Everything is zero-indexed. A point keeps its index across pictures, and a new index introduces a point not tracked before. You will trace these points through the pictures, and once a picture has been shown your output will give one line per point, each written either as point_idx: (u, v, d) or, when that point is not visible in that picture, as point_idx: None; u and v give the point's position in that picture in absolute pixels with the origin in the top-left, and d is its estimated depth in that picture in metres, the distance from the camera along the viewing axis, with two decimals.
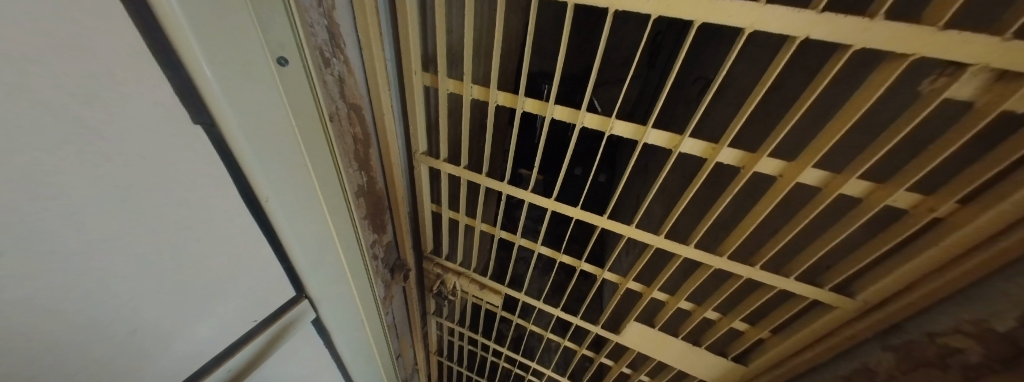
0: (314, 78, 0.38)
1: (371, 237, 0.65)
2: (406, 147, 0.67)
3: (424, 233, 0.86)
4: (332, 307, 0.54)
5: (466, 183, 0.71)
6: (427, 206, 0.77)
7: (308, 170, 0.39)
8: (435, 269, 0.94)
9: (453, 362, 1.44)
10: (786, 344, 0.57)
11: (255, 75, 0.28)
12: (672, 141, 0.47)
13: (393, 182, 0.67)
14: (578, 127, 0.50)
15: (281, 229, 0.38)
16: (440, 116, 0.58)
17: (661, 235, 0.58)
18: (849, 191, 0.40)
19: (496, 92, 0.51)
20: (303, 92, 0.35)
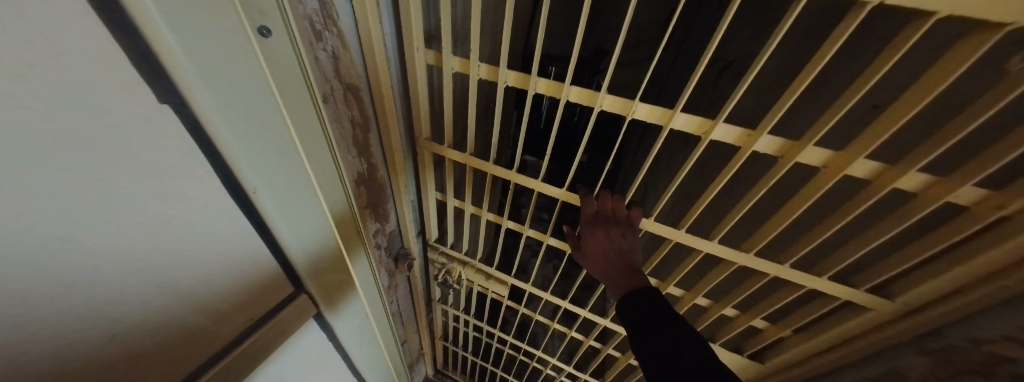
0: (305, 52, 0.34)
1: (374, 227, 0.63)
2: (409, 132, 0.63)
3: (427, 224, 0.84)
4: (331, 296, 0.53)
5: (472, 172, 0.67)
6: (431, 195, 0.74)
7: (300, 156, 0.36)
8: (440, 259, 0.93)
9: (459, 347, 1.47)
10: (808, 343, 0.58)
11: (232, 50, 0.25)
12: (702, 127, 0.43)
13: (394, 170, 0.64)
14: (596, 111, 0.46)
15: (271, 219, 0.36)
16: (444, 99, 0.53)
17: (680, 230, 0.56)
18: (901, 185, 0.36)
19: (508, 73, 0.47)
20: (291, 70, 0.32)
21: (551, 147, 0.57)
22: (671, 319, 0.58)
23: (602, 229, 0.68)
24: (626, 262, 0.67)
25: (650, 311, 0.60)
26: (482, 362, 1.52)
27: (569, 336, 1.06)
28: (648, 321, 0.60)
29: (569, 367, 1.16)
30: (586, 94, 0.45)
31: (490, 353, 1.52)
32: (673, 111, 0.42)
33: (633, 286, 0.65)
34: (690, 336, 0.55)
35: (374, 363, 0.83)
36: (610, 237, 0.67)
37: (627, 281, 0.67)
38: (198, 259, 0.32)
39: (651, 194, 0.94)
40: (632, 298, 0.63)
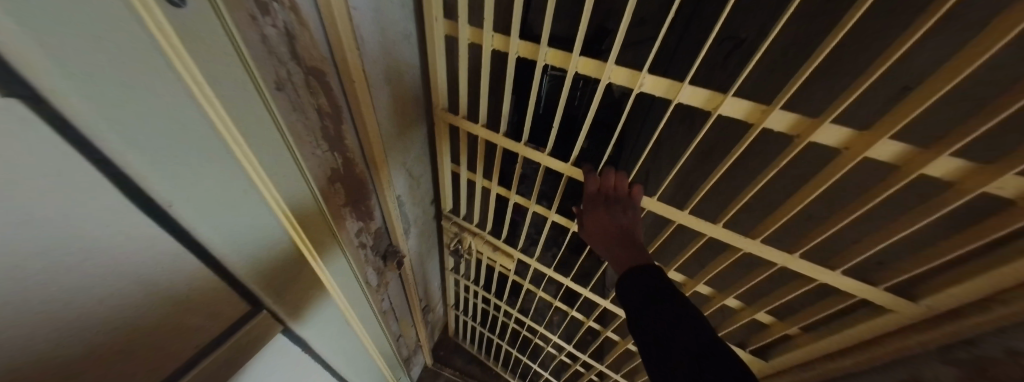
0: (244, 36, 0.28)
1: (355, 226, 0.59)
2: (383, 121, 0.57)
3: (443, 193, 0.91)
4: (292, 299, 0.49)
5: (483, 145, 0.67)
6: (446, 166, 0.79)
7: (230, 151, 0.30)
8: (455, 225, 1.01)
9: (468, 318, 1.53)
10: (818, 344, 0.56)
11: (113, 26, 0.18)
12: (714, 101, 0.39)
13: (373, 164, 0.58)
14: (602, 84, 0.41)
15: (198, 225, 0.31)
16: (460, 72, 0.53)
17: (685, 212, 0.56)
18: (933, 171, 0.32)
19: (516, 41, 0.41)
20: (215, 49, 0.25)
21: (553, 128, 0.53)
22: (671, 298, 0.53)
23: (602, 207, 0.66)
24: (629, 239, 0.64)
25: (648, 291, 0.55)
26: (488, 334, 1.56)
27: (569, 315, 1.06)
28: (646, 301, 0.55)
29: (568, 347, 1.17)
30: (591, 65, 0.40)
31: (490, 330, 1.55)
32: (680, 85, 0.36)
33: (633, 263, 0.61)
34: (690, 317, 0.50)
35: (360, 363, 0.81)
36: (609, 214, 0.64)
37: (628, 258, 0.63)
38: (147, 263, 0.29)
39: (653, 178, 0.89)
40: (632, 278, 0.58)
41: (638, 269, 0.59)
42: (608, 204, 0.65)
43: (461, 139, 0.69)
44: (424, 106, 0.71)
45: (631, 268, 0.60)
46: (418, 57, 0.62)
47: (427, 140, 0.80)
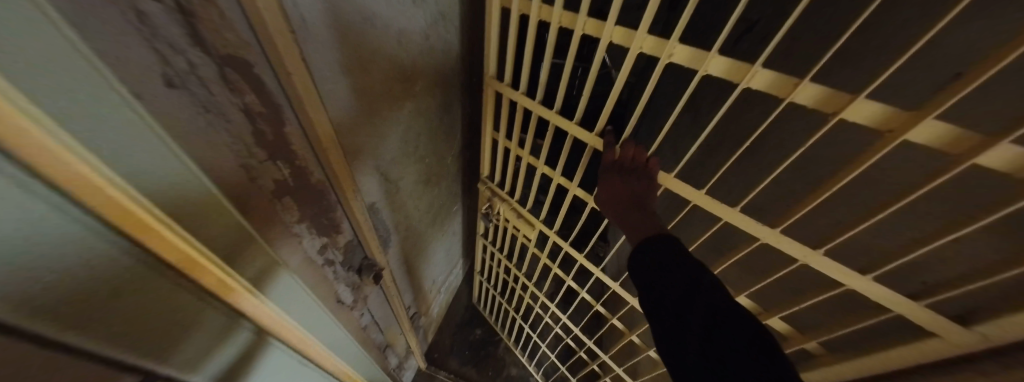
0: (97, 45, 0.19)
1: (316, 243, 0.51)
2: (338, 122, 0.48)
3: (484, 158, 0.97)
4: (223, 362, 0.39)
5: (521, 112, 0.70)
6: (490, 132, 0.84)
7: (87, 197, 0.21)
8: (489, 190, 1.06)
9: (485, 283, 1.51)
10: (842, 366, 0.52)
11: None
12: (737, 73, 0.34)
13: (332, 175, 0.49)
14: (633, 53, 0.41)
15: (61, 324, 0.21)
16: (510, 42, 0.56)
17: (699, 190, 0.52)
18: (986, 163, 0.26)
19: (558, 11, 0.43)
20: (41, 57, 0.16)
21: (584, 98, 0.52)
22: (692, 269, 0.46)
23: (617, 177, 0.60)
24: (643, 210, 0.58)
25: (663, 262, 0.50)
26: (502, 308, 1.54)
27: (580, 297, 1.00)
28: (659, 271, 0.49)
29: (575, 331, 1.14)
30: (623, 34, 0.40)
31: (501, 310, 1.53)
32: (706, 52, 0.34)
33: (646, 233, 0.56)
34: (715, 292, 0.43)
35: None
36: (625, 184, 0.58)
37: (641, 231, 0.57)
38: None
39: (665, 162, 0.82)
40: (646, 247, 0.53)
41: (656, 237, 0.53)
42: (623, 174, 0.59)
43: (504, 106, 0.73)
44: (398, 99, 0.63)
45: (646, 238, 0.55)
46: (388, 41, 0.53)
47: (407, 138, 0.71)
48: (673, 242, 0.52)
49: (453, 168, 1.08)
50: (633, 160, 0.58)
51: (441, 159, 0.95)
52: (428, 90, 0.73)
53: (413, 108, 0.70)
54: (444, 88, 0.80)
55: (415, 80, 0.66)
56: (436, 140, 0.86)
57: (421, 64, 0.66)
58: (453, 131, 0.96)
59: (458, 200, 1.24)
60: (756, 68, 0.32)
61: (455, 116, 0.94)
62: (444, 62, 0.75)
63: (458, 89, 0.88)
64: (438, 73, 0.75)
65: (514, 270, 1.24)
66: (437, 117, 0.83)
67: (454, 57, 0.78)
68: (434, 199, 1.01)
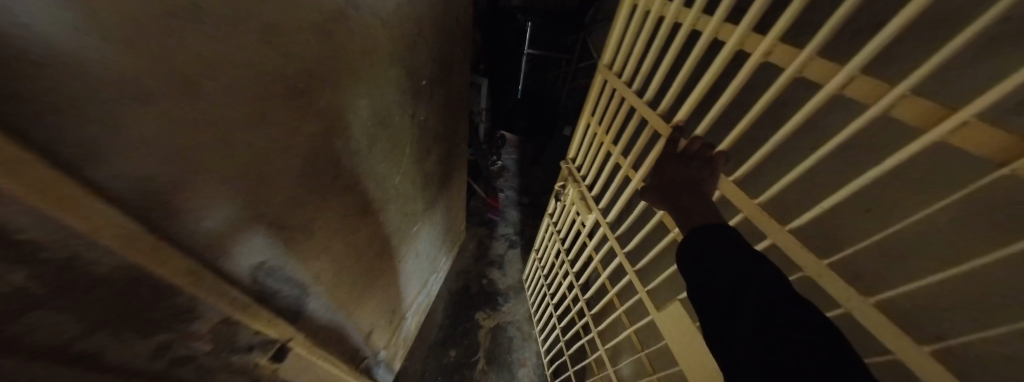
0: None
1: (118, 363, 0.33)
2: (138, 171, 0.29)
3: (576, 141, 1.07)
4: None
5: (618, 101, 0.78)
6: (590, 116, 0.96)
7: None
8: (568, 170, 1.15)
9: (538, 263, 1.58)
10: None
11: None
12: (826, 73, 0.31)
13: (136, 256, 0.30)
14: (730, 50, 0.41)
15: None
16: (631, 33, 0.68)
17: (755, 201, 0.45)
18: None
19: (675, 8, 0.51)
20: None
21: (675, 82, 0.55)
22: (749, 264, 0.39)
23: (675, 160, 0.55)
24: (697, 198, 0.50)
25: (715, 252, 0.43)
26: (540, 296, 1.56)
27: (608, 294, 0.97)
28: (710, 261, 0.43)
29: (592, 332, 1.06)
30: (726, 31, 0.43)
31: (540, 296, 1.57)
32: (800, 52, 0.33)
33: (702, 221, 0.48)
34: (772, 290, 0.35)
35: None
36: (680, 169, 0.53)
37: (690, 220, 0.50)
38: None
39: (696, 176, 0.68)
40: (694, 238, 0.47)
41: (710, 227, 0.46)
42: (686, 163, 0.53)
43: (606, 95, 0.84)
44: (287, 119, 0.45)
45: (699, 226, 0.48)
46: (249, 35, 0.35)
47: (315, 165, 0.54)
48: (732, 234, 0.44)
49: (409, 182, 0.93)
50: (697, 154, 0.52)
51: (387, 177, 0.79)
52: (344, 98, 0.55)
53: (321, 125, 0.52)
54: (378, 89, 0.64)
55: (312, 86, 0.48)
56: (374, 154, 0.70)
57: (325, 65, 0.49)
58: (403, 139, 0.81)
59: (419, 214, 1.10)
60: (847, 71, 0.29)
61: (403, 122, 0.78)
62: (371, 55, 0.59)
63: (403, 87, 0.73)
64: (358, 73, 0.57)
65: (563, 255, 1.28)
66: (369, 129, 0.65)
67: (384, 48, 0.62)
68: (385, 223, 0.86)
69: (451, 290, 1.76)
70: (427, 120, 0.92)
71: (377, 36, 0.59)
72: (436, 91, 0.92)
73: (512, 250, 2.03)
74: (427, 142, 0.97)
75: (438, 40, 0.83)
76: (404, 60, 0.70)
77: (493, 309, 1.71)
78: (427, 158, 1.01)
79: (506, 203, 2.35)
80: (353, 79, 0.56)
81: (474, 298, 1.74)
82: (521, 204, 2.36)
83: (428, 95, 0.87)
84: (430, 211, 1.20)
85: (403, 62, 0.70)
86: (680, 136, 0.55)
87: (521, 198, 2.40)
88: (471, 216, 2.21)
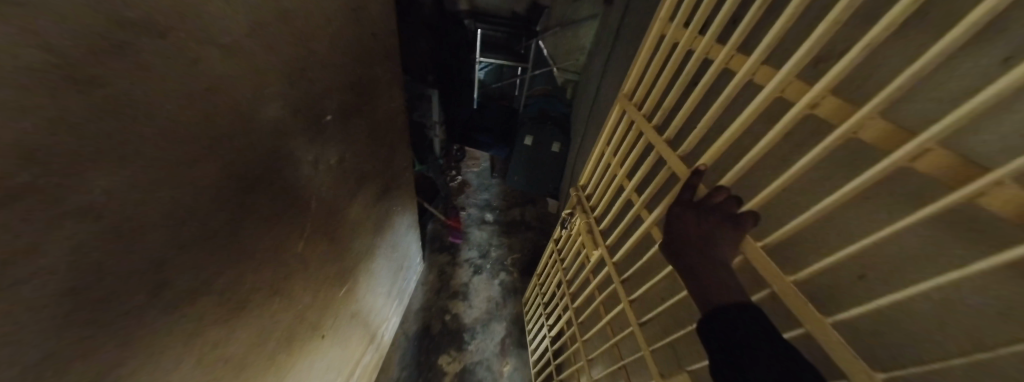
0: None
1: None
2: None
3: (586, 169, 0.97)
4: None
5: (632, 133, 0.72)
6: (602, 145, 0.88)
7: None
8: (575, 198, 1.03)
9: (536, 292, 1.45)
10: None
11: None
12: (891, 139, 0.28)
13: None
14: (769, 96, 0.40)
15: None
16: (656, 64, 0.64)
17: (790, 279, 0.36)
18: None
19: (708, 42, 0.49)
20: None
21: (702, 124, 0.50)
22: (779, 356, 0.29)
23: (696, 213, 0.43)
24: (715, 265, 0.39)
25: (734, 340, 0.33)
26: (538, 331, 1.43)
27: (609, 341, 0.84)
28: (730, 354, 0.33)
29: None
30: (767, 74, 0.40)
31: (538, 326, 1.44)
32: (857, 110, 0.30)
33: (721, 296, 0.37)
34: None
35: None
36: (695, 224, 0.43)
37: (701, 290, 0.39)
38: None
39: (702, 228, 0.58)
40: (710, 320, 0.36)
41: (730, 306, 0.36)
42: (706, 218, 0.42)
43: (622, 125, 0.77)
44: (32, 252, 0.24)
45: (716, 305, 0.37)
46: None
47: (127, 287, 0.33)
48: (763, 321, 0.33)
49: (327, 238, 0.73)
50: (719, 207, 0.42)
51: (283, 246, 0.59)
52: (183, 172, 0.36)
53: (126, 229, 0.31)
54: (247, 139, 0.45)
55: (109, 174, 0.27)
56: (252, 226, 0.50)
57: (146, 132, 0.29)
58: (305, 191, 0.61)
59: (351, 268, 0.90)
60: (918, 141, 0.26)
61: (300, 171, 0.59)
62: (226, 100, 0.39)
63: (291, 128, 0.53)
64: (207, 129, 0.37)
65: (562, 288, 1.16)
66: (237, 198, 0.46)
67: (249, 85, 0.42)
68: (290, 302, 0.65)
69: (408, 335, 1.56)
70: (345, 159, 0.73)
71: (234, 71, 0.39)
72: (354, 121, 0.72)
73: (478, 276, 1.87)
74: (350, 185, 0.77)
75: (346, 59, 0.64)
76: (287, 93, 0.51)
77: (458, 351, 1.54)
78: (350, 205, 0.80)
79: (469, 223, 2.17)
80: (198, 138, 0.36)
81: (436, 341, 1.56)
82: (485, 222, 2.21)
83: (340, 130, 0.68)
84: (366, 261, 0.99)
85: (286, 97, 0.50)
86: (700, 183, 0.47)
87: (485, 216, 2.24)
88: (428, 241, 2.00)
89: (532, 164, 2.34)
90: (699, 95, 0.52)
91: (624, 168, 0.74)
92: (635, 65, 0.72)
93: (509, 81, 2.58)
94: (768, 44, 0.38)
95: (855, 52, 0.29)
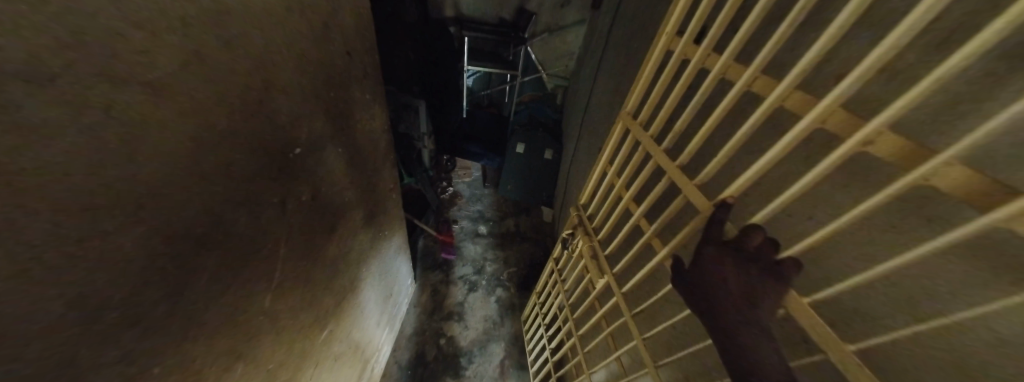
0: None
1: None
2: None
3: (587, 188, 0.90)
4: None
5: (639, 154, 0.66)
6: (603, 163, 0.82)
7: None
8: (575, 218, 0.97)
9: (536, 312, 1.38)
10: None
11: None
12: (972, 190, 0.22)
13: None
14: (807, 127, 0.34)
15: None
16: (663, 81, 0.58)
17: (847, 348, 0.29)
18: None
19: (725, 60, 0.44)
20: None
21: (724, 152, 0.44)
22: None
23: (731, 260, 0.38)
24: (753, 328, 0.33)
25: None
26: (540, 354, 1.36)
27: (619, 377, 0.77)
28: None
29: None
30: (801, 102, 0.35)
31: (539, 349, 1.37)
32: (932, 151, 0.24)
33: (758, 370, 0.30)
34: None
35: None
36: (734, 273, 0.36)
37: (735, 357, 0.33)
38: None
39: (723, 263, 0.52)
40: None
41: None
42: (742, 266, 0.36)
43: (625, 144, 0.71)
44: None
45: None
46: None
47: None
48: None
49: (302, 281, 0.65)
50: (757, 252, 0.36)
51: (247, 302, 0.50)
52: (94, 251, 0.27)
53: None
54: (186, 193, 0.36)
55: None
56: (202, 292, 0.42)
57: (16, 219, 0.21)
58: (273, 235, 0.53)
59: (334, 308, 0.81)
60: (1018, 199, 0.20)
61: (265, 215, 0.50)
62: (156, 151, 0.31)
63: (250, 168, 0.45)
64: (129, 192, 0.29)
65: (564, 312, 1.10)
66: (181, 262, 0.37)
67: (189, 128, 0.34)
68: (257, 364, 0.56)
69: (401, 364, 1.47)
70: (319, 192, 0.64)
71: (166, 114, 0.31)
72: (326, 149, 0.64)
73: (473, 294, 1.79)
74: (327, 218, 0.69)
75: (313, 81, 0.56)
76: (242, 129, 0.43)
77: (455, 378, 1.46)
78: (327, 242, 0.71)
79: (462, 237, 2.08)
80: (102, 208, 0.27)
81: (431, 368, 1.47)
82: (480, 235, 2.12)
83: (310, 161, 0.60)
84: (351, 295, 0.90)
85: (241, 134, 0.43)
86: (726, 220, 0.41)
87: (479, 228, 2.16)
88: (420, 259, 1.90)
89: (525, 173, 2.28)
90: (717, 118, 0.47)
91: (630, 191, 0.68)
92: (638, 81, 0.67)
93: (498, 88, 2.52)
94: (804, 66, 0.33)
95: (915, 88, 0.24)
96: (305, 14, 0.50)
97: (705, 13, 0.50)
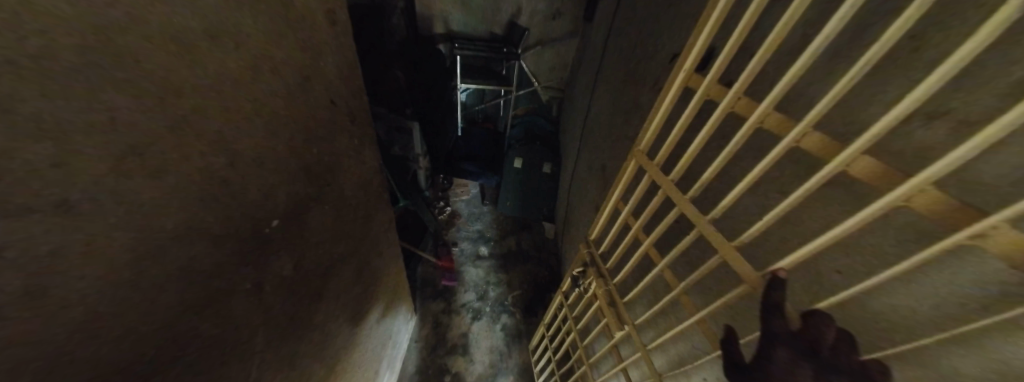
0: None
1: None
2: None
3: (596, 224, 0.83)
4: None
5: (657, 197, 0.59)
6: (615, 200, 0.76)
7: None
8: (585, 253, 0.90)
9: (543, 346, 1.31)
10: None
11: None
12: None
13: None
14: (884, 203, 0.28)
15: None
16: (682, 121, 0.53)
17: None
18: None
19: (764, 110, 0.38)
20: None
21: (770, 215, 0.38)
22: None
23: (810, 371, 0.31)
24: None
25: None
26: None
27: None
28: None
29: None
30: (874, 172, 0.29)
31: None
32: None
33: None
34: None
35: None
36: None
37: None
38: None
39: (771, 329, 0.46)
40: None
41: None
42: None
43: (641, 183, 0.64)
44: None
45: None
46: None
47: None
48: None
49: (287, 360, 0.57)
50: (839, 356, 0.30)
51: None
52: None
53: None
54: (128, 320, 0.29)
55: None
56: None
57: None
58: (244, 324, 0.45)
59: (326, 375, 0.73)
60: None
61: (235, 305, 0.43)
62: (76, 286, 0.24)
63: (214, 260, 0.38)
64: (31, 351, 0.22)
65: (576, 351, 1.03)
66: None
67: (129, 241, 0.27)
68: None
69: None
70: (302, 259, 0.57)
71: (93, 237, 0.24)
72: (309, 211, 0.57)
73: (476, 323, 1.71)
74: (314, 284, 0.62)
75: (289, 141, 0.49)
76: (202, 220, 0.36)
77: None
78: (315, 309, 0.64)
79: (462, 261, 2.00)
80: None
81: None
82: (480, 257, 2.04)
83: (289, 229, 0.52)
84: (347, 354, 0.83)
85: (200, 226, 0.35)
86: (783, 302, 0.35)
87: (480, 249, 2.08)
88: (419, 287, 1.81)
89: (524, 190, 2.21)
90: (755, 172, 0.41)
91: (649, 237, 0.62)
92: (652, 117, 0.61)
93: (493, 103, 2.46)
94: (878, 134, 0.27)
95: None
96: (277, 72, 0.43)
97: (731, 52, 0.44)
